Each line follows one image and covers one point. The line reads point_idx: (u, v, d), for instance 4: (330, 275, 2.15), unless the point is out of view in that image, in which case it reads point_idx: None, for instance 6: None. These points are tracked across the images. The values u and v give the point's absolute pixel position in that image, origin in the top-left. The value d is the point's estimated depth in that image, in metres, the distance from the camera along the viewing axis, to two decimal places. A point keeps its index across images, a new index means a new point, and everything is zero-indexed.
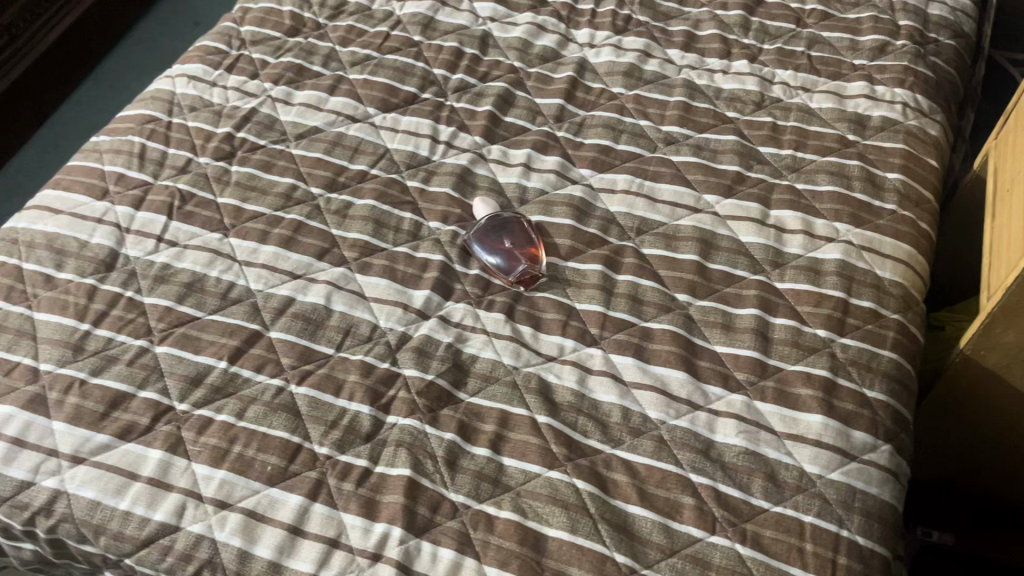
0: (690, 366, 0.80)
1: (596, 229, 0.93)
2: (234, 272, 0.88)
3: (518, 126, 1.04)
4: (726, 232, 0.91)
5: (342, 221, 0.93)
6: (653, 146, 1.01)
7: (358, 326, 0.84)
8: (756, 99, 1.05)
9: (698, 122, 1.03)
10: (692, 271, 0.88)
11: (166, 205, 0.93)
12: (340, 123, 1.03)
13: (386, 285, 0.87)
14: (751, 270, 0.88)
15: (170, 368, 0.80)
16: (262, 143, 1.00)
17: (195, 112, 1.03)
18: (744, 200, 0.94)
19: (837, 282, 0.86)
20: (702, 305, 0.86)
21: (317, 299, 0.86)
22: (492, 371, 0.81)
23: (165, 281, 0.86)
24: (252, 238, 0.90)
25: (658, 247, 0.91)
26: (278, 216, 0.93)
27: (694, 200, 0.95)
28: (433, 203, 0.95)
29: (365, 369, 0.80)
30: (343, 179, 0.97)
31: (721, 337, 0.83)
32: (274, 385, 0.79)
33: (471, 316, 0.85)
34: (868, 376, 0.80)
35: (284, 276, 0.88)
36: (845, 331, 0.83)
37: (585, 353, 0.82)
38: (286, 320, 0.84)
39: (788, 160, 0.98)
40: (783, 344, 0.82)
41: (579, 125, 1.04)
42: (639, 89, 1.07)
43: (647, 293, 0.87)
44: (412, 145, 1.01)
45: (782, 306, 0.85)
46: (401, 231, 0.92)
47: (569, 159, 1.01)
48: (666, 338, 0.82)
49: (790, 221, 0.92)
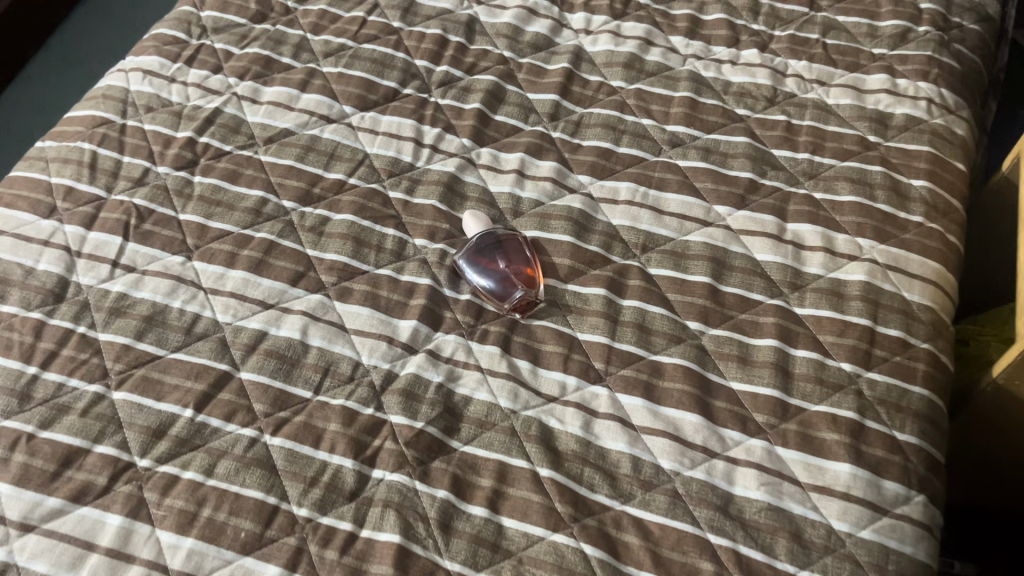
0: (704, 408, 0.73)
1: (598, 246, 0.85)
2: (199, 301, 0.79)
3: (510, 126, 0.95)
4: (739, 250, 0.84)
5: (318, 240, 0.84)
6: (657, 149, 0.93)
7: (338, 364, 0.76)
8: (768, 95, 0.96)
9: (706, 121, 0.94)
10: (704, 296, 0.80)
11: (121, 223, 0.83)
12: (314, 124, 0.93)
13: (369, 315, 0.79)
14: (768, 293, 0.81)
15: (129, 418, 0.72)
16: (228, 148, 0.91)
17: (152, 112, 0.93)
18: (758, 211, 0.86)
19: (862, 308, 0.79)
20: (716, 335, 0.78)
21: (291, 333, 0.77)
22: (487, 416, 0.73)
23: (122, 314, 0.78)
24: (218, 261, 0.82)
25: (666, 266, 0.83)
26: (246, 234, 0.84)
27: (704, 212, 0.87)
28: (418, 216, 0.87)
29: (347, 417, 0.72)
30: (318, 190, 0.88)
31: (738, 373, 0.76)
32: (246, 436, 0.71)
33: (463, 350, 0.77)
34: (898, 417, 0.73)
35: (254, 306, 0.79)
36: (872, 364, 0.76)
37: (590, 392, 0.75)
38: (258, 359, 0.76)
39: (804, 165, 0.90)
40: (805, 380, 0.75)
41: (576, 124, 0.95)
42: (640, 82, 0.98)
43: (656, 322, 0.79)
44: (393, 149, 0.92)
45: (803, 336, 0.78)
46: (384, 251, 0.84)
47: (565, 164, 0.92)
48: (678, 375, 0.75)
49: (809, 236, 0.84)
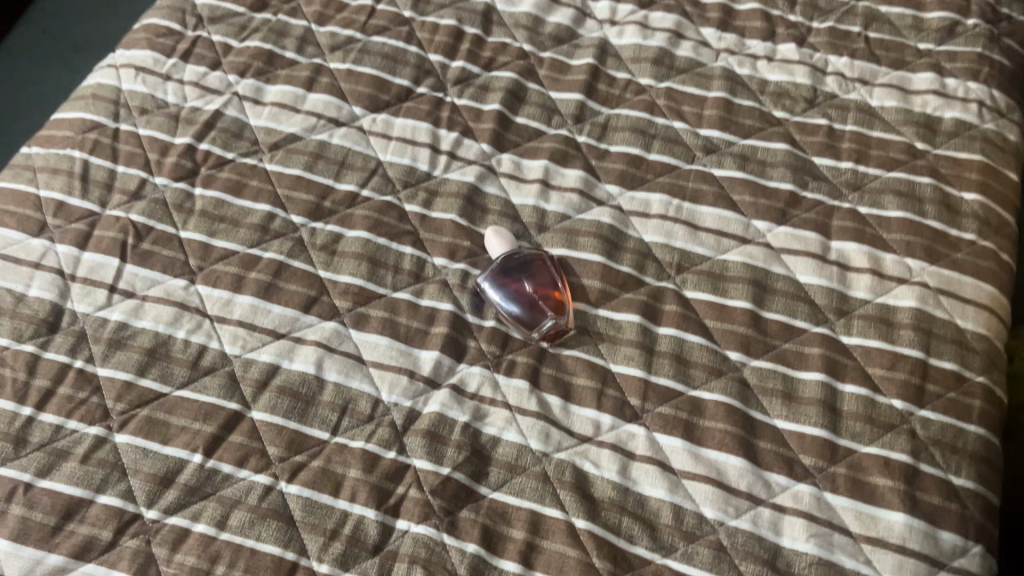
0: (748, 450, 0.69)
1: (630, 267, 0.79)
2: (205, 331, 0.74)
3: (532, 130, 0.89)
4: (781, 271, 0.79)
5: (331, 260, 0.78)
6: (691, 155, 0.87)
7: (356, 401, 0.71)
8: (808, 96, 0.90)
9: (742, 125, 0.88)
10: (745, 323, 0.75)
11: (117, 243, 0.77)
12: (322, 128, 0.87)
13: (387, 345, 0.74)
14: (812, 320, 0.76)
15: (134, 464, 0.67)
16: (230, 156, 0.84)
17: (147, 115, 0.87)
18: (800, 228, 0.81)
19: (914, 338, 0.74)
20: (759, 367, 0.73)
21: (305, 366, 0.72)
22: (518, 459, 0.69)
23: (122, 346, 0.72)
24: (224, 285, 0.76)
25: (704, 289, 0.78)
26: (254, 254, 0.78)
27: (742, 228, 0.81)
28: (437, 232, 0.81)
29: (368, 462, 0.68)
30: (329, 204, 0.82)
31: (783, 410, 0.71)
32: (260, 484, 0.67)
33: (490, 385, 0.72)
34: (953, 459, 0.69)
35: (265, 336, 0.74)
36: (925, 401, 0.71)
37: (626, 432, 0.70)
38: (270, 397, 0.70)
39: (848, 175, 0.84)
40: (855, 419, 0.71)
41: (603, 126, 0.89)
42: (671, 80, 0.92)
43: (694, 352, 0.74)
44: (408, 157, 0.86)
45: (851, 369, 0.73)
46: (402, 272, 0.78)
47: (592, 172, 0.86)
48: (720, 413, 0.71)
49: (856, 256, 0.79)
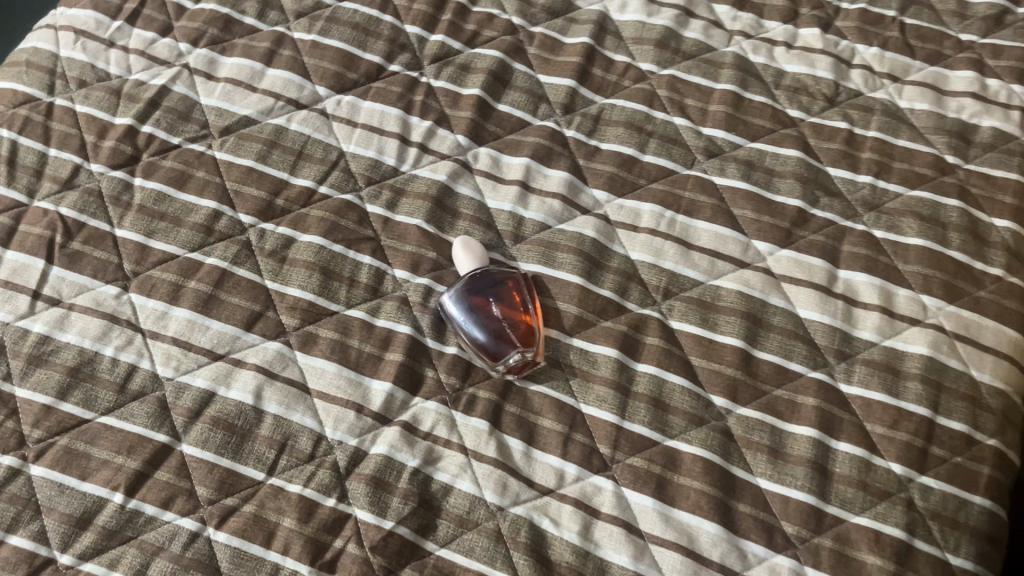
0: (724, 514, 0.62)
1: (611, 290, 0.71)
2: (136, 349, 0.67)
3: (515, 120, 0.80)
4: (780, 303, 0.70)
5: (280, 269, 0.71)
6: (691, 159, 0.77)
7: (296, 438, 0.64)
8: (828, 92, 0.80)
9: (751, 125, 0.79)
10: (733, 364, 0.68)
11: (44, 241, 0.70)
12: (280, 111, 0.78)
13: (335, 372, 0.67)
14: (810, 363, 0.68)
15: (48, 502, 0.61)
16: (175, 142, 0.76)
17: (86, 88, 0.78)
18: (805, 252, 0.72)
19: (921, 393, 0.66)
20: (745, 417, 0.66)
21: (243, 395, 0.65)
22: (469, 513, 0.62)
23: (43, 363, 0.66)
24: (160, 295, 0.69)
25: (691, 320, 0.70)
26: (195, 259, 0.71)
27: (741, 249, 0.73)
28: (400, 240, 0.73)
29: (304, 511, 0.62)
30: (281, 202, 0.74)
31: (767, 468, 0.64)
32: (185, 529, 0.61)
33: (446, 424, 0.65)
34: (953, 536, 0.62)
35: (200, 357, 0.67)
36: (927, 466, 0.64)
37: (591, 485, 0.64)
38: (202, 429, 0.64)
39: (865, 191, 0.75)
40: (847, 484, 0.63)
41: (595, 119, 0.80)
42: (674, 67, 0.83)
43: (674, 396, 0.67)
44: (374, 149, 0.77)
45: (847, 425, 0.65)
46: (357, 285, 0.71)
47: (578, 174, 0.77)
48: (697, 470, 0.64)
49: (865, 289, 0.71)
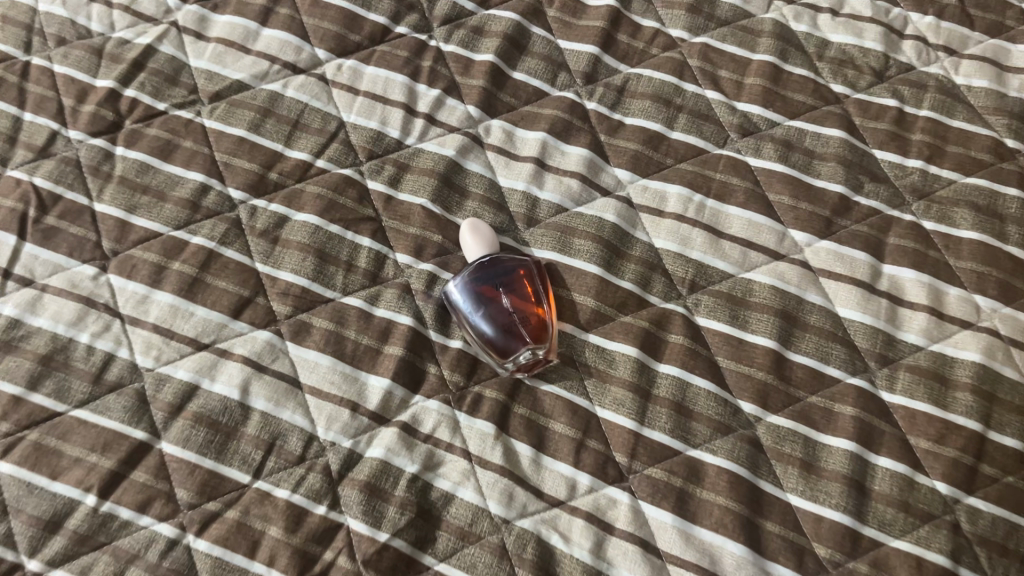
0: (751, 534, 0.57)
1: (632, 281, 0.65)
2: (114, 335, 0.61)
3: (531, 89, 0.73)
4: (817, 300, 0.64)
5: (272, 250, 0.65)
6: (723, 137, 0.71)
7: (285, 438, 0.59)
8: (876, 66, 0.74)
9: (790, 100, 0.72)
10: (765, 367, 0.62)
11: (16, 215, 0.64)
12: (276, 75, 0.72)
13: (329, 366, 0.61)
14: (849, 368, 0.62)
15: (15, 503, 0.56)
16: (161, 108, 0.70)
17: (65, 47, 0.72)
18: (847, 244, 0.66)
19: (971, 405, 0.60)
20: (775, 425, 0.60)
21: (228, 389, 0.60)
22: (472, 525, 0.57)
23: (12, 350, 0.60)
24: (140, 277, 0.63)
25: (719, 316, 0.64)
26: (179, 238, 0.65)
27: (776, 239, 0.66)
28: (403, 220, 0.67)
29: (293, 519, 0.56)
30: (275, 176, 0.68)
31: (798, 483, 0.58)
32: (162, 536, 0.56)
33: (448, 426, 0.60)
34: (1002, 565, 0.56)
35: (183, 346, 0.61)
36: (975, 486, 0.58)
37: (605, 498, 0.58)
38: (183, 426, 0.59)
39: (914, 177, 0.68)
40: (887, 504, 0.58)
41: (618, 90, 0.73)
42: (708, 34, 0.76)
43: (699, 400, 0.61)
44: (376, 119, 0.71)
45: (888, 438, 0.60)
46: (355, 270, 0.65)
47: (599, 151, 0.70)
48: (722, 484, 0.58)
49: (912, 287, 0.64)
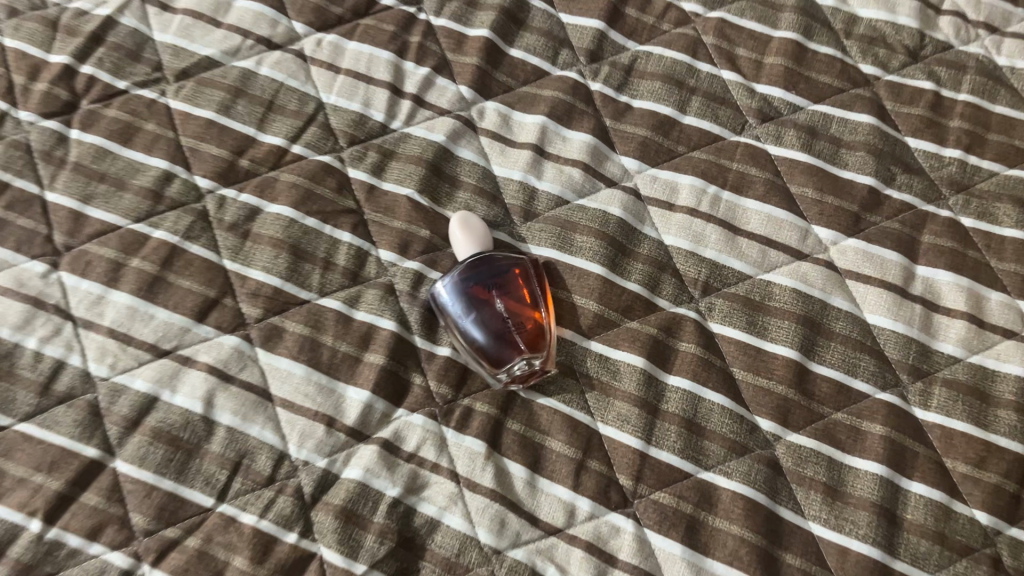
0: (769, 568, 0.51)
1: (640, 282, 0.59)
2: (65, 341, 0.55)
3: (530, 68, 0.67)
4: (843, 304, 0.58)
5: (242, 246, 0.59)
6: (741, 122, 0.64)
7: (253, 457, 0.53)
8: (910, 45, 0.67)
9: (815, 82, 0.65)
10: (785, 380, 0.56)
11: None
12: (249, 51, 0.66)
13: (303, 376, 0.55)
14: (878, 381, 0.56)
15: None
16: (122, 87, 0.63)
17: (17, 18, 0.65)
18: (877, 243, 0.59)
19: (1014, 424, 0.54)
20: (796, 445, 0.54)
21: (190, 402, 0.54)
22: (459, 555, 0.51)
23: None
24: (95, 275, 0.57)
25: (735, 322, 0.58)
26: (139, 232, 0.59)
27: (799, 237, 0.60)
28: (387, 213, 0.61)
29: (260, 548, 0.51)
30: (246, 163, 0.62)
31: (822, 510, 0.52)
32: (114, 567, 0.50)
33: (434, 444, 0.54)
34: None
35: (142, 353, 0.55)
36: (1018, 516, 0.52)
37: (608, 525, 0.52)
38: (140, 443, 0.53)
39: (952, 169, 0.62)
40: (921, 535, 0.52)
41: (626, 70, 0.67)
42: (725, 8, 0.69)
43: (712, 417, 0.55)
44: (359, 100, 0.64)
45: (922, 461, 0.54)
46: (333, 269, 0.59)
47: (604, 137, 0.64)
48: (737, 512, 0.52)
49: (948, 292, 0.58)
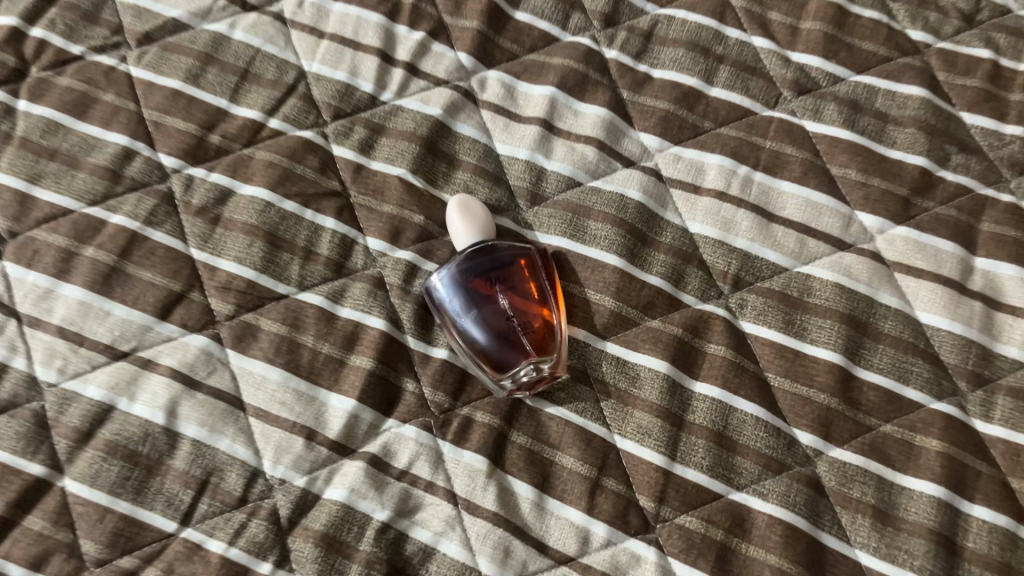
0: None
1: (662, 275, 0.52)
2: (8, 341, 0.49)
3: (538, 33, 0.60)
4: (893, 302, 0.51)
5: (211, 233, 0.52)
6: (775, 94, 0.57)
7: (222, 475, 0.47)
8: (964, 9, 0.60)
9: (859, 49, 0.58)
10: (828, 388, 0.49)
11: None
12: (221, 13, 0.58)
13: (280, 382, 0.49)
14: (933, 390, 0.49)
15: None
16: (77, 53, 0.56)
17: None
18: (931, 232, 0.53)
19: None
20: (841, 463, 0.48)
21: (150, 412, 0.47)
22: None
23: None
24: (44, 265, 0.50)
25: (771, 321, 0.51)
26: (95, 217, 0.52)
27: (841, 224, 0.53)
28: (376, 196, 0.54)
29: None
30: (217, 139, 0.55)
31: (871, 538, 0.46)
32: None
33: (429, 460, 0.48)
34: None
35: (96, 355, 0.49)
36: None
37: (627, 554, 0.46)
38: (92, 459, 0.46)
39: (1013, 148, 0.55)
40: (984, 566, 0.45)
41: (645, 36, 0.59)
42: None
43: (744, 430, 0.48)
44: (345, 68, 0.57)
45: (984, 481, 0.47)
46: (315, 259, 0.52)
47: (620, 110, 0.57)
48: (775, 540, 0.46)
49: (1012, 288, 0.51)
